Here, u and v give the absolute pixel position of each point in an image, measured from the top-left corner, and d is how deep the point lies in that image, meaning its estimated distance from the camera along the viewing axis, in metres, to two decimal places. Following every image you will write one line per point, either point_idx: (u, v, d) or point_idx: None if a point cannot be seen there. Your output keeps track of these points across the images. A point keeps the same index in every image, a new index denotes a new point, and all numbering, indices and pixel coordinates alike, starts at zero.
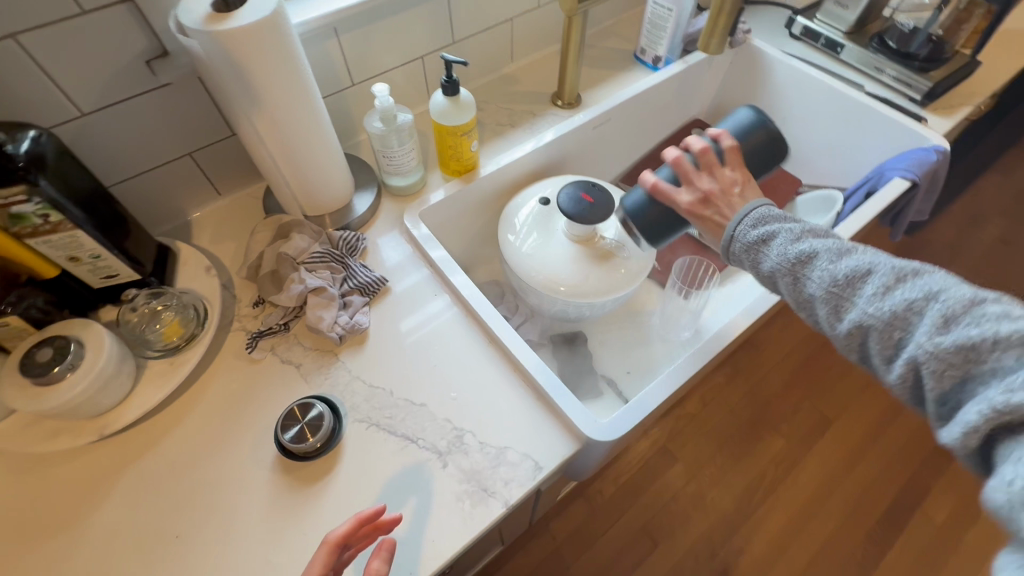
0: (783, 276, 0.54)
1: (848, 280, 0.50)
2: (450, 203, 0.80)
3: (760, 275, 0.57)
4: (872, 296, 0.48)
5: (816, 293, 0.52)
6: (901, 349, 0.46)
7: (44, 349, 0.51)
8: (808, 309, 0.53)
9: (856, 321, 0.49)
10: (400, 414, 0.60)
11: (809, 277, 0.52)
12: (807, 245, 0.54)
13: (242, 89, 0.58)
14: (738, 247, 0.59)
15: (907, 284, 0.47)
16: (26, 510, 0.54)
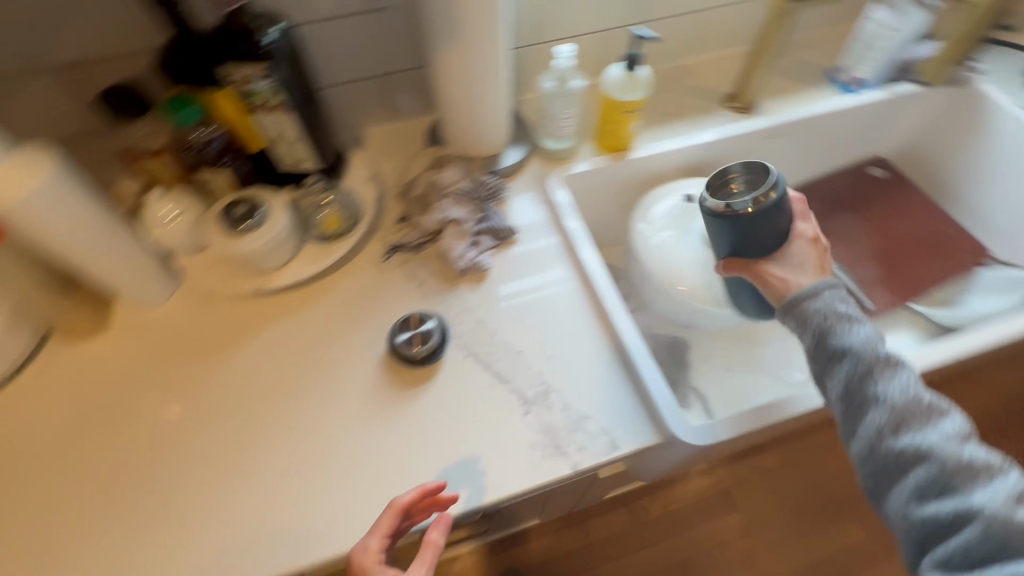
0: (850, 367, 0.50)
1: (924, 405, 0.48)
2: (593, 176, 0.81)
3: (813, 350, 0.53)
4: (940, 428, 0.47)
5: (880, 401, 0.49)
6: (944, 488, 0.45)
7: (242, 206, 0.61)
8: (852, 409, 0.50)
9: (914, 444, 0.47)
10: (498, 353, 0.64)
11: (884, 381, 0.49)
12: (894, 353, 0.51)
13: (448, 24, 0.63)
14: (822, 313, 0.53)
15: (973, 443, 0.47)
16: (192, 331, 0.66)
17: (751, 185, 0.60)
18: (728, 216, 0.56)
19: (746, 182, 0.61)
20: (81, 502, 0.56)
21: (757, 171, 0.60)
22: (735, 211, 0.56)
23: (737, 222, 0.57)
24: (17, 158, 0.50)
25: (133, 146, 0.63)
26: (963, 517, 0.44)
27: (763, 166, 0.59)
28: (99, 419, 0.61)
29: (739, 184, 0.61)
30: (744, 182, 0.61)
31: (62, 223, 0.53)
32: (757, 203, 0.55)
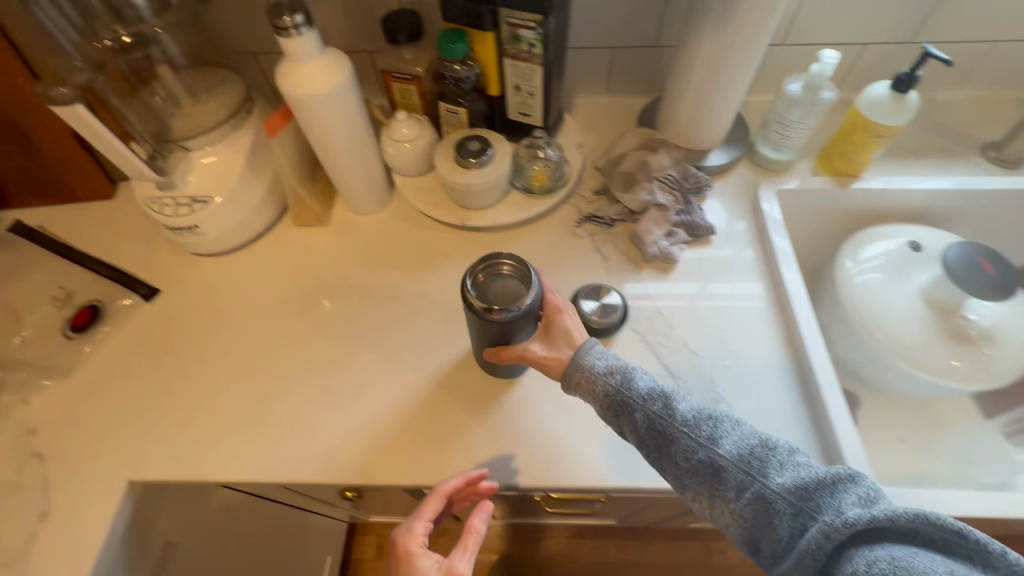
0: (642, 413, 0.49)
1: (696, 419, 0.48)
2: (807, 197, 0.74)
3: (583, 398, 0.53)
4: (714, 436, 0.47)
5: (660, 422, 0.49)
6: (744, 488, 0.44)
7: (475, 142, 0.64)
8: (670, 451, 0.48)
9: (709, 460, 0.46)
10: (672, 347, 0.63)
11: (670, 410, 0.49)
12: (623, 364, 0.53)
13: (720, 9, 0.60)
14: (583, 374, 0.52)
15: (717, 420, 0.48)
16: (393, 244, 0.72)
17: (519, 273, 0.54)
18: (497, 320, 0.52)
19: (517, 266, 0.54)
20: (282, 364, 0.64)
21: (529, 269, 0.54)
22: (502, 314, 0.51)
23: (502, 324, 0.52)
24: (326, 55, 0.56)
25: (394, 68, 0.67)
26: (770, 512, 0.42)
27: (527, 270, 0.54)
28: (307, 298, 0.69)
29: (510, 267, 0.55)
30: (514, 265, 0.54)
31: (341, 119, 0.60)
32: (505, 310, 0.51)
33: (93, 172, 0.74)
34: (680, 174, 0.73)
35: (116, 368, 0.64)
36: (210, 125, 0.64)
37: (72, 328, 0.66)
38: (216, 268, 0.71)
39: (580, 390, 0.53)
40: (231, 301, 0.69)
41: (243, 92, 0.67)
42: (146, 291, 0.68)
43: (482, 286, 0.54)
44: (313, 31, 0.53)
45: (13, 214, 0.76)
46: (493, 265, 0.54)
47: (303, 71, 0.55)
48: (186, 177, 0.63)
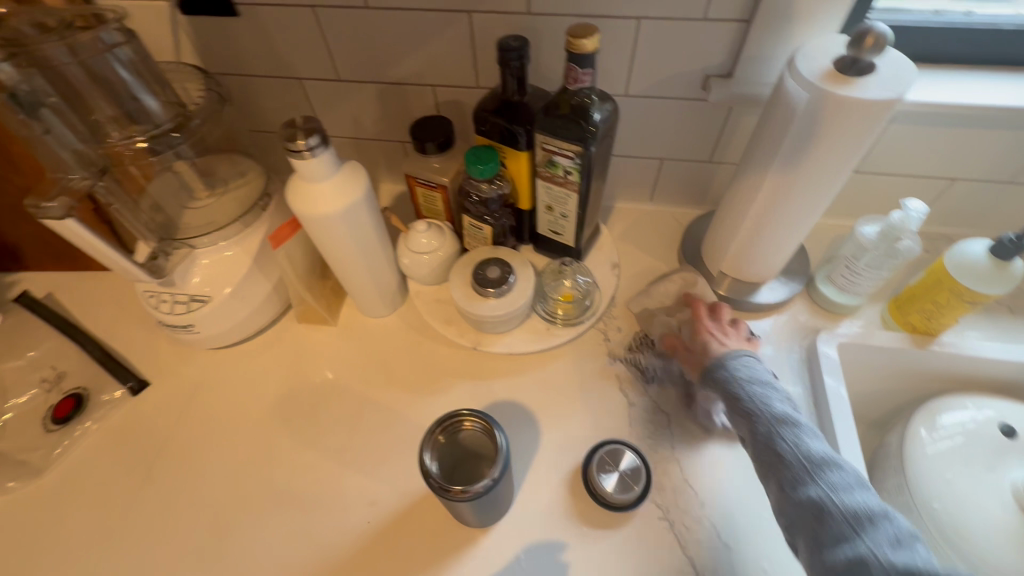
0: (768, 435, 0.47)
1: (843, 496, 0.42)
2: (875, 352, 0.64)
3: (726, 383, 0.51)
4: (840, 486, 0.42)
5: (777, 452, 0.46)
6: (842, 541, 0.40)
7: (495, 268, 0.58)
8: (809, 523, 0.42)
9: (817, 500, 0.42)
10: (700, 533, 0.53)
11: (814, 474, 0.44)
12: (787, 411, 0.48)
13: (787, 150, 0.52)
14: (740, 384, 0.50)
15: (868, 507, 0.41)
16: (398, 359, 0.66)
17: (487, 432, 0.45)
18: (464, 502, 0.41)
19: (482, 424, 0.44)
20: (258, 492, 0.58)
21: (496, 425, 0.44)
22: (470, 494, 0.41)
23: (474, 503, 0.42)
24: (342, 171, 0.52)
25: (419, 174, 0.63)
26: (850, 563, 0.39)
27: (494, 432, 0.44)
28: (297, 412, 0.63)
29: (476, 423, 0.45)
30: (480, 422, 0.45)
31: (353, 235, 0.55)
32: (473, 489, 0.41)
33: None
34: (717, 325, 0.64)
35: (87, 472, 0.59)
36: (222, 222, 0.61)
37: (52, 420, 0.62)
38: (210, 364, 0.67)
39: (716, 382, 0.52)
40: (218, 406, 0.64)
41: (262, 186, 0.64)
42: (134, 384, 0.64)
43: (441, 447, 0.45)
44: (328, 150, 0.49)
45: (28, 278, 0.76)
46: (453, 427, 0.45)
47: (316, 190, 0.51)
48: (188, 276, 0.59)
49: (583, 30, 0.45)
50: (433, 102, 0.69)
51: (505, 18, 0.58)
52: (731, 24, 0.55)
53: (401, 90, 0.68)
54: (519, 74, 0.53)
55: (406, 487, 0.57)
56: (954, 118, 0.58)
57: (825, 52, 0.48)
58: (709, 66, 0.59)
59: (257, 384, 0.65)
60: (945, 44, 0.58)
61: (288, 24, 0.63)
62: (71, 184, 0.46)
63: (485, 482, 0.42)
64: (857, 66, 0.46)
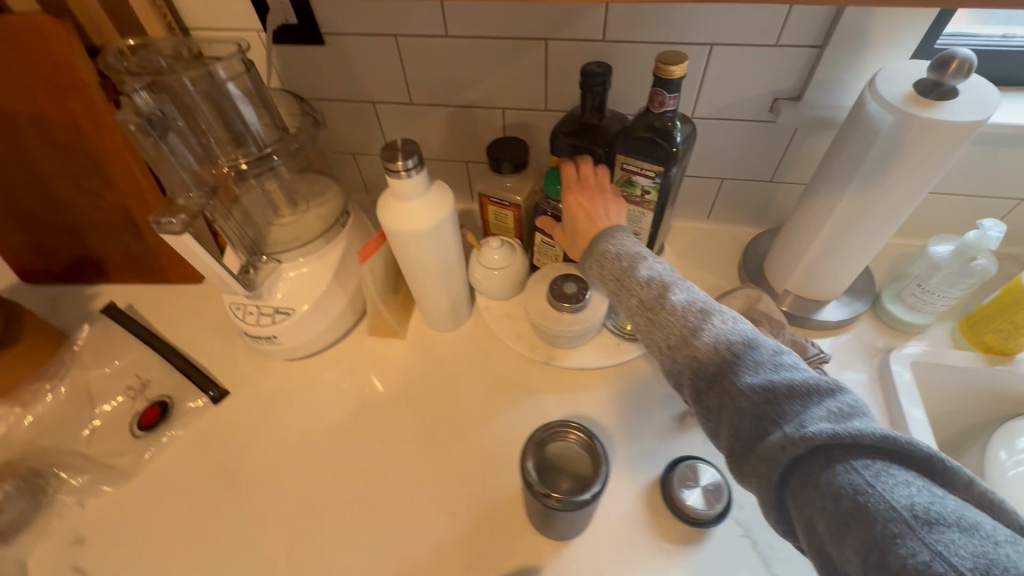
0: (674, 331, 0.42)
1: (757, 374, 0.38)
2: (952, 374, 0.63)
3: (621, 283, 0.46)
4: (761, 370, 0.38)
5: (682, 347, 0.42)
6: (758, 424, 0.37)
7: (571, 284, 0.60)
8: (726, 413, 0.39)
9: (719, 379, 0.40)
10: (783, 552, 0.52)
11: (718, 355, 0.40)
12: (663, 277, 0.44)
13: (866, 171, 0.53)
14: (614, 260, 0.47)
15: (752, 355, 0.39)
16: (467, 372, 0.67)
17: (588, 447, 0.46)
18: (556, 508, 0.43)
19: (585, 439, 0.46)
20: (337, 500, 0.59)
21: (599, 443, 0.46)
22: (563, 502, 0.42)
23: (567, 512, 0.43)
24: (431, 191, 0.54)
25: (492, 193, 0.66)
26: (767, 445, 0.36)
27: (596, 449, 0.45)
28: (372, 423, 0.65)
29: (578, 437, 0.47)
30: (583, 437, 0.46)
31: (436, 251, 0.58)
32: (568, 499, 0.42)
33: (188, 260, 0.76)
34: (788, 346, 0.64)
35: (173, 478, 0.62)
36: (305, 238, 0.64)
37: (138, 426, 0.64)
38: (286, 374, 0.69)
39: (613, 286, 0.47)
40: (294, 416, 0.66)
41: (341, 204, 0.66)
42: (214, 393, 0.67)
43: (541, 451, 0.47)
44: (422, 171, 0.52)
45: (110, 289, 0.79)
46: (556, 435, 0.47)
47: (405, 208, 0.53)
48: (274, 290, 0.62)
49: (673, 57, 0.47)
50: (501, 124, 0.72)
51: (581, 45, 0.61)
52: (803, 49, 0.57)
53: (472, 114, 0.71)
54: (601, 98, 0.55)
55: (481, 499, 0.58)
56: None
57: (905, 76, 0.50)
58: (779, 89, 0.61)
59: (331, 395, 0.67)
60: (1015, 66, 0.58)
61: (370, 51, 0.66)
62: (184, 203, 0.49)
63: (583, 495, 0.42)
64: (939, 90, 0.47)
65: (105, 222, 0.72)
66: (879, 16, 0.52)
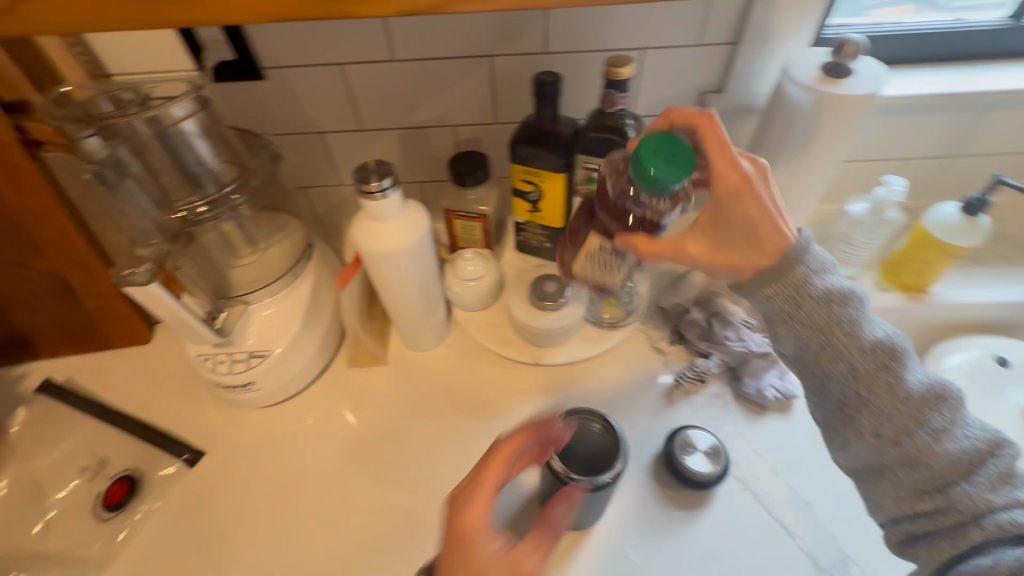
0: (889, 392, 0.43)
1: (962, 459, 0.41)
2: (885, 314, 0.72)
3: (850, 355, 0.44)
4: (934, 427, 0.42)
5: (878, 406, 0.44)
6: (944, 490, 0.41)
7: (552, 283, 0.62)
8: (909, 478, 0.43)
9: (926, 449, 0.42)
10: (782, 498, 0.57)
11: (928, 433, 0.42)
12: (935, 387, 0.43)
13: (791, 145, 0.60)
14: (834, 299, 0.44)
15: (980, 448, 0.41)
16: (458, 387, 0.67)
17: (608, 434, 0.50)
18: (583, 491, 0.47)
19: (606, 427, 0.50)
20: (348, 540, 0.57)
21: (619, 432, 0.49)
22: (587, 484, 0.47)
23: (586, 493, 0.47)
24: (407, 211, 0.54)
25: (457, 207, 0.68)
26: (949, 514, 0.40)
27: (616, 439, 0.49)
28: (370, 455, 0.62)
29: (598, 425, 0.50)
30: (603, 425, 0.50)
31: (415, 271, 0.58)
32: (593, 479, 0.47)
33: (133, 319, 0.70)
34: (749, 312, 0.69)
35: (157, 555, 0.56)
36: (272, 276, 0.61)
37: (105, 507, 0.58)
38: (266, 422, 0.65)
39: (797, 321, 0.45)
40: (283, 464, 0.62)
41: (304, 237, 0.65)
42: (190, 456, 0.62)
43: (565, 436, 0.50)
44: (396, 191, 0.52)
45: (40, 366, 0.71)
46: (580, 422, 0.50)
47: (382, 230, 0.53)
48: (245, 333, 0.59)
49: (619, 60, 0.52)
50: (454, 140, 0.73)
51: (523, 58, 0.64)
52: (720, 47, 0.64)
53: (424, 133, 0.72)
54: (554, 104, 0.58)
55: (498, 507, 0.58)
56: (907, 108, 0.68)
57: (809, 63, 0.57)
58: (704, 83, 0.68)
59: (319, 435, 0.64)
60: (888, 47, 0.69)
61: (313, 81, 0.65)
62: (145, 252, 0.47)
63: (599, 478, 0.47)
64: (838, 69, 0.55)
65: (30, 292, 0.64)
66: (777, 12, 0.59)
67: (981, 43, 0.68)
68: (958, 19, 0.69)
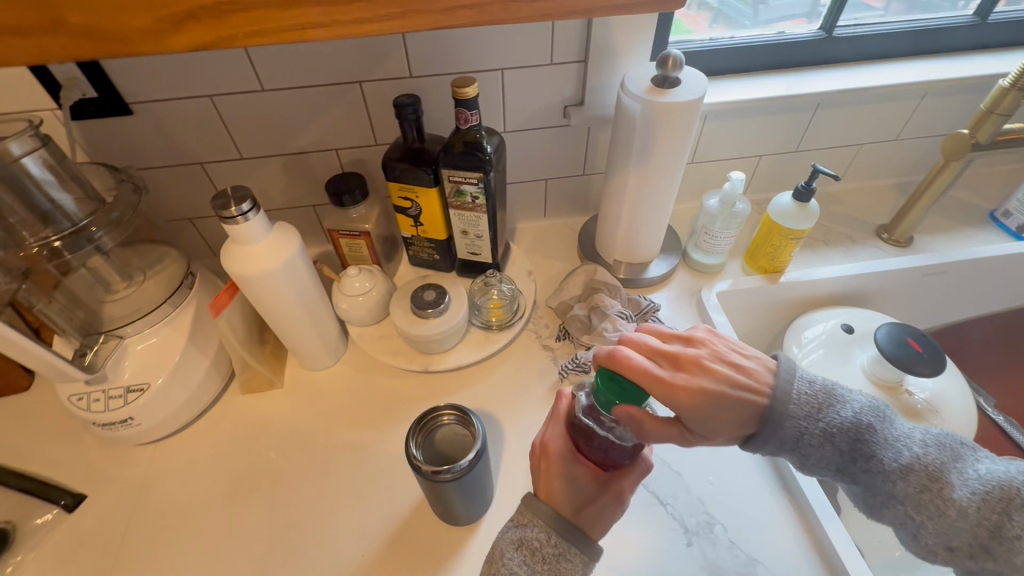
0: (928, 501, 0.43)
1: None
2: (748, 294, 0.80)
3: (876, 479, 0.46)
4: (1006, 535, 0.40)
5: (940, 527, 0.43)
6: None
7: (430, 292, 0.65)
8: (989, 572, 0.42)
9: (997, 548, 0.41)
10: (656, 471, 0.61)
11: (993, 530, 0.41)
12: (981, 482, 0.42)
13: (638, 149, 0.66)
14: (835, 437, 0.46)
15: None
16: (353, 400, 0.69)
17: (463, 420, 0.51)
18: (448, 479, 0.47)
19: (459, 415, 0.50)
20: (237, 565, 0.56)
21: (472, 414, 0.51)
22: (452, 471, 0.47)
23: (456, 482, 0.47)
24: (275, 232, 0.57)
25: (341, 226, 0.70)
26: None
27: (469, 421, 0.50)
28: (262, 477, 0.62)
29: (451, 417, 0.51)
30: (456, 414, 0.51)
31: (292, 289, 0.59)
32: (454, 466, 0.47)
33: (8, 368, 0.67)
34: (627, 305, 0.74)
35: None
36: (146, 307, 0.61)
37: None
38: (153, 457, 0.64)
39: (813, 465, 0.47)
40: (171, 496, 0.61)
41: (183, 266, 0.65)
42: (68, 501, 0.60)
43: (426, 438, 0.50)
44: (259, 214, 0.54)
45: None
46: (432, 421, 0.50)
47: (250, 251, 0.55)
48: (120, 368, 0.58)
49: (463, 81, 0.56)
50: (338, 163, 0.76)
51: (392, 82, 0.68)
52: (571, 65, 0.70)
53: (306, 158, 0.75)
54: (416, 124, 0.62)
55: (390, 512, 0.59)
56: (743, 111, 0.77)
57: (644, 76, 0.64)
58: (565, 98, 0.74)
59: (209, 463, 0.63)
60: (722, 60, 0.78)
61: (185, 114, 0.66)
62: None
63: (464, 463, 0.47)
64: (668, 81, 0.62)
65: None
66: (614, 32, 0.66)
67: (798, 52, 0.79)
68: (779, 33, 0.79)
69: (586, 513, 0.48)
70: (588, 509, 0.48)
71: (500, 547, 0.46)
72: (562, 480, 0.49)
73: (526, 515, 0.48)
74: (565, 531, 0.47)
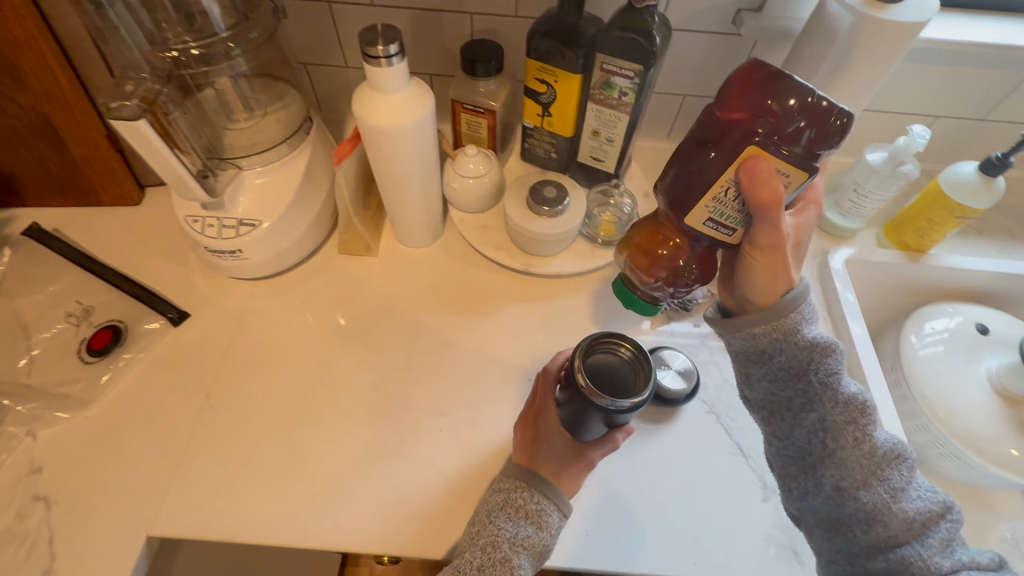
0: (812, 380, 0.48)
1: (880, 459, 0.46)
2: (879, 268, 0.72)
3: (817, 399, 0.48)
4: (893, 485, 0.45)
5: (815, 409, 0.49)
6: (843, 466, 0.47)
7: (551, 189, 0.62)
8: (807, 449, 0.49)
9: (832, 438, 0.48)
10: (742, 422, 0.60)
11: (854, 427, 0.47)
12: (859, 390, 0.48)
13: (822, 73, 0.57)
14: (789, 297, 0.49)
15: (882, 452, 0.46)
16: (444, 284, 0.67)
17: (635, 362, 0.48)
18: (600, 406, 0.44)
19: (636, 354, 0.48)
20: (322, 410, 0.58)
21: (645, 358, 0.48)
22: (608, 402, 0.44)
23: (604, 412, 0.45)
24: (412, 86, 0.52)
25: (466, 99, 0.65)
26: (818, 510, 0.49)
27: (643, 363, 0.47)
28: (352, 336, 0.63)
29: (626, 352, 0.48)
30: (632, 351, 0.48)
31: (416, 152, 0.56)
32: (616, 400, 0.44)
33: (124, 178, 0.68)
34: None
35: (137, 400, 0.58)
36: (266, 144, 0.59)
37: (88, 351, 0.59)
38: (251, 293, 0.66)
39: (774, 364, 0.50)
40: (266, 333, 0.63)
41: (303, 109, 0.62)
42: (174, 316, 0.63)
43: (589, 357, 0.48)
44: (402, 62, 0.49)
45: (27, 213, 0.69)
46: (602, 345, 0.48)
47: (386, 101, 0.51)
48: (236, 199, 0.58)
49: None
50: (470, 31, 0.69)
51: None
52: None
53: (438, 19, 0.68)
54: None
55: (469, 397, 0.60)
56: (948, 55, 0.65)
57: None
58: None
59: (302, 311, 0.65)
60: None
61: None
62: (133, 89, 0.46)
63: (626, 401, 0.44)
64: None
65: (12, 131, 0.60)
66: None
67: None
68: None
69: (777, 250, 0.47)
70: (544, 417, 0.52)
71: (488, 508, 0.48)
72: (748, 279, 0.50)
73: (512, 480, 0.49)
74: (527, 476, 0.49)
